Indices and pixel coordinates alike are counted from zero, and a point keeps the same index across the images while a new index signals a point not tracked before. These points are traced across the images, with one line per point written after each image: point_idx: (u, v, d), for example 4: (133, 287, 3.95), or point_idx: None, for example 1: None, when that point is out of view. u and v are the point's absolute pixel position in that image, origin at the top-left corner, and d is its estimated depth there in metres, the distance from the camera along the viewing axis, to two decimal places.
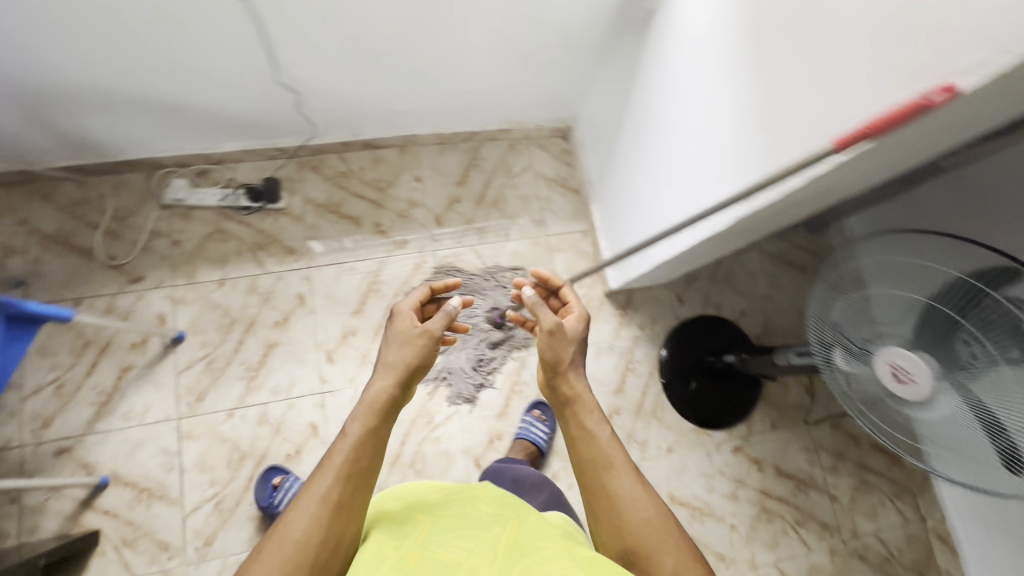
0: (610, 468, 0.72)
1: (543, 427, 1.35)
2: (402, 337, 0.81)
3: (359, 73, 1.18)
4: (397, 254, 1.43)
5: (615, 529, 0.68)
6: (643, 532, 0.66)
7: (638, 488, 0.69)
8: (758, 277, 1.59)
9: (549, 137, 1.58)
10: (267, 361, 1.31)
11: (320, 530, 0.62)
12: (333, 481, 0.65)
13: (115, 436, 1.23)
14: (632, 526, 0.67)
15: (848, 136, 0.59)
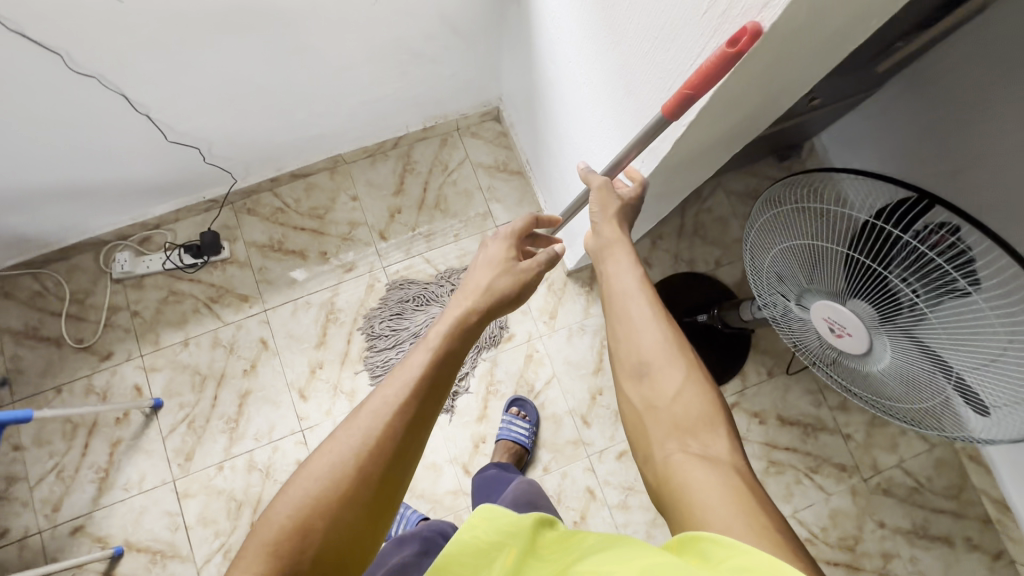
0: (626, 293, 0.62)
1: (524, 425, 1.31)
2: (500, 264, 0.72)
3: (252, 111, 1.15)
4: (348, 278, 1.42)
5: (633, 347, 0.58)
6: (653, 348, 0.56)
7: (651, 309, 0.59)
8: (729, 221, 1.49)
9: (480, 123, 1.51)
10: (244, 409, 1.34)
11: (349, 474, 0.49)
12: (358, 431, 0.51)
13: (120, 506, 1.29)
14: (643, 347, 0.57)
15: (674, 101, 0.55)
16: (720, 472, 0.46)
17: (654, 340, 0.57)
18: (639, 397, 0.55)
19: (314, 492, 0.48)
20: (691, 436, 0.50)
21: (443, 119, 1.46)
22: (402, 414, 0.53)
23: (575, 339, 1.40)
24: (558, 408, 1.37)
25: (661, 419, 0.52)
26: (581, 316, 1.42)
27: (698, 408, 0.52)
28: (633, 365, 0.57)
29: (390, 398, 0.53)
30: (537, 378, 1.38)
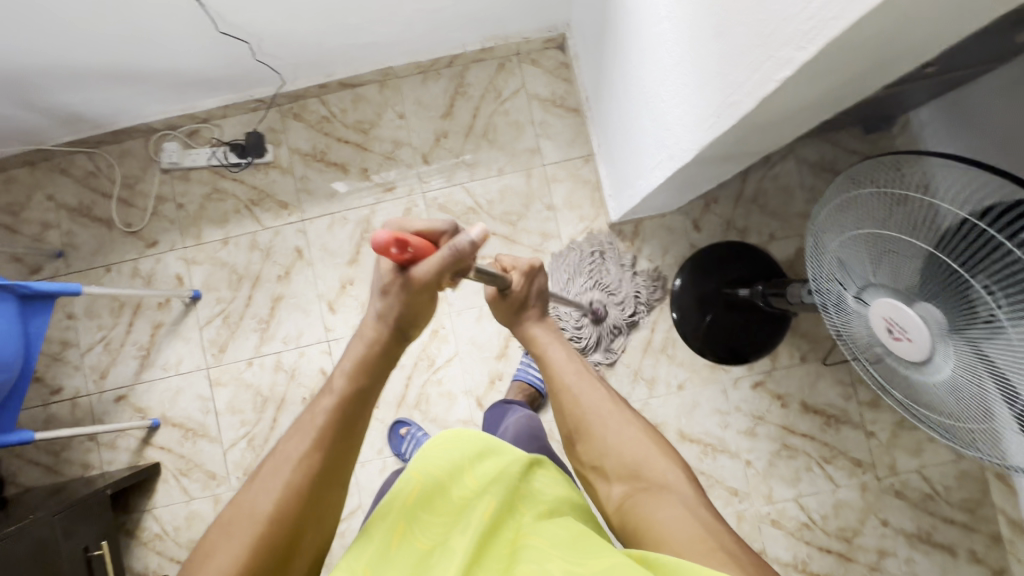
0: (566, 374, 0.78)
1: None
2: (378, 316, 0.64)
3: (304, 11, 1.09)
4: (387, 199, 1.40)
5: (590, 438, 0.73)
6: (603, 424, 0.73)
7: (608, 406, 0.75)
8: (793, 193, 1.38)
9: (541, 50, 1.40)
10: (275, 313, 1.39)
11: (268, 518, 0.57)
12: (297, 447, 0.61)
13: (159, 384, 1.39)
14: (587, 412, 0.75)
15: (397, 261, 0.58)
16: (679, 504, 0.63)
17: (594, 403, 0.75)
18: (598, 458, 0.72)
19: (248, 530, 0.56)
20: (638, 475, 0.68)
21: (502, 41, 1.36)
22: (316, 444, 0.61)
23: (607, 293, 1.37)
24: None
25: (615, 455, 0.71)
26: (616, 271, 1.37)
27: (639, 444, 0.71)
28: (579, 430, 0.75)
29: (312, 431, 0.62)
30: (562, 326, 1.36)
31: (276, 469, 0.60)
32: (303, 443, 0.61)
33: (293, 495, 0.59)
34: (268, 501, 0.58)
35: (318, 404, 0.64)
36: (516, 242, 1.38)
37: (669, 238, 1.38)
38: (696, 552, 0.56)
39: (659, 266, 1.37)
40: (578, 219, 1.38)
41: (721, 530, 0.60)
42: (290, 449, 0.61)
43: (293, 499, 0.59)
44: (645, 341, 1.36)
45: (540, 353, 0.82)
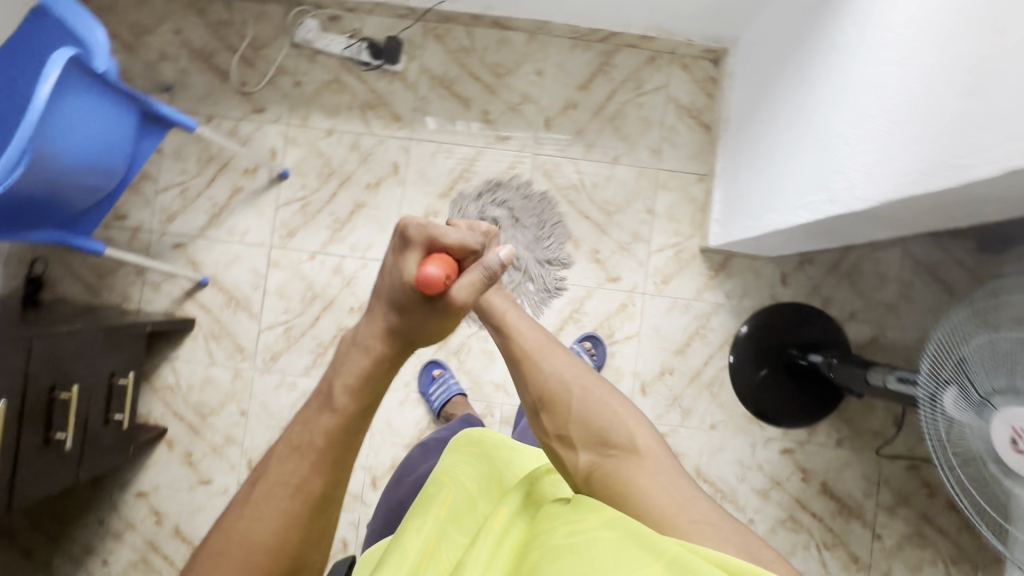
0: (531, 344, 0.75)
1: (590, 360, 1.32)
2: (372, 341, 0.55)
3: None
4: (496, 148, 1.38)
5: (554, 411, 0.71)
6: (570, 398, 0.71)
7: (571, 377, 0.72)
8: (888, 282, 1.35)
9: (696, 57, 1.37)
10: (353, 218, 1.38)
11: (264, 555, 0.51)
12: (288, 473, 0.53)
13: (220, 245, 1.39)
14: (554, 384, 0.72)
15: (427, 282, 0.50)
16: (653, 472, 0.65)
17: (563, 372, 0.73)
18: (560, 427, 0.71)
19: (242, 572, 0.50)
20: (606, 442, 0.68)
21: (664, 35, 1.33)
22: (296, 486, 0.53)
23: (674, 313, 1.35)
24: (626, 365, 1.35)
25: (583, 425, 0.70)
26: (691, 295, 1.35)
27: (610, 409, 0.71)
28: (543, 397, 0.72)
29: (302, 461, 0.53)
30: (620, 328, 1.35)
31: (244, 531, 0.51)
32: (273, 486, 0.53)
33: (289, 532, 0.52)
34: (264, 535, 0.51)
35: (296, 440, 0.54)
36: (605, 233, 1.37)
37: (753, 282, 1.36)
38: (684, 523, 0.58)
39: (733, 304, 1.36)
40: (672, 231, 1.36)
41: (700, 500, 0.63)
42: (258, 508, 0.52)
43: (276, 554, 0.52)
44: (694, 372, 1.35)
45: (500, 321, 0.76)
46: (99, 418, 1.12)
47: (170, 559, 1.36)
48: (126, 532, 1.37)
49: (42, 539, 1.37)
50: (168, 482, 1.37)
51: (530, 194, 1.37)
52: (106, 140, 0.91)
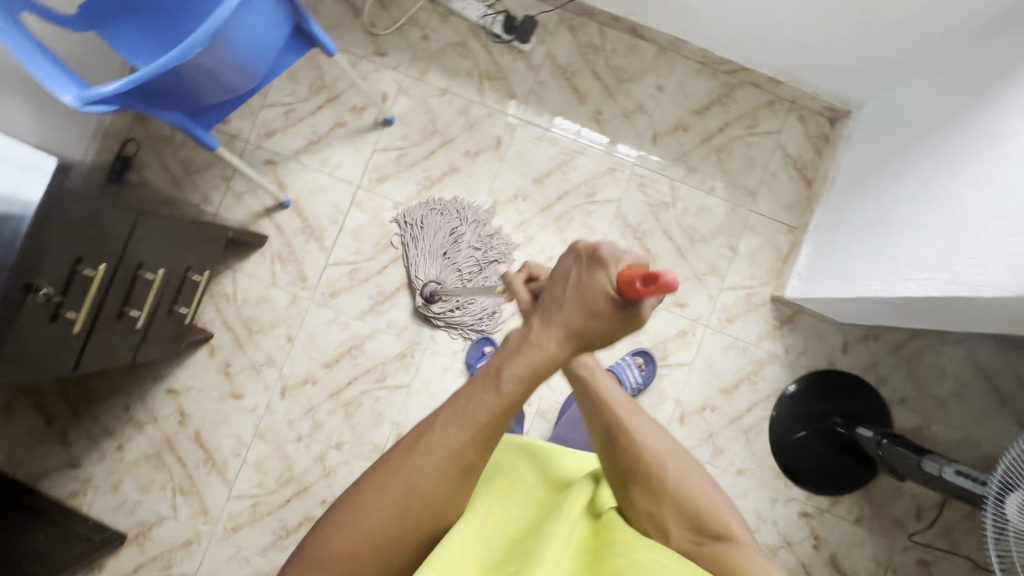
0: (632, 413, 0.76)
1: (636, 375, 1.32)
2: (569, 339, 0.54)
3: None
4: (599, 149, 1.39)
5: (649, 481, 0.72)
6: (664, 472, 0.72)
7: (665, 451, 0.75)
8: (945, 376, 1.35)
9: (815, 112, 1.38)
10: (444, 179, 1.39)
11: (411, 504, 0.56)
12: (447, 443, 0.56)
13: (309, 173, 1.40)
14: (650, 455, 0.74)
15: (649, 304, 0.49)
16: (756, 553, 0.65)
17: (658, 445, 0.75)
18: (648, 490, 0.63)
19: (393, 506, 0.56)
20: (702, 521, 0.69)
21: (792, 83, 1.34)
22: (448, 455, 0.56)
23: (730, 353, 1.36)
24: (670, 390, 1.35)
25: (679, 502, 0.70)
26: (751, 339, 1.36)
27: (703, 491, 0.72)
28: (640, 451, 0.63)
29: (460, 437, 0.56)
30: (675, 354, 1.36)
31: (408, 472, 0.57)
32: (427, 446, 0.57)
33: (444, 488, 0.57)
34: (423, 481, 0.56)
35: (456, 412, 0.56)
36: (683, 258, 1.37)
37: (814, 342, 1.36)
38: None
39: (789, 359, 1.36)
40: (748, 273, 1.37)
41: None
42: (420, 459, 0.57)
43: (422, 506, 0.57)
44: (734, 414, 1.35)
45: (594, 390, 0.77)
46: (169, 306, 1.14)
47: (183, 460, 1.37)
48: (148, 424, 1.38)
49: (66, 409, 1.38)
50: (201, 386, 1.38)
51: (620, 202, 1.38)
52: (262, 41, 0.93)
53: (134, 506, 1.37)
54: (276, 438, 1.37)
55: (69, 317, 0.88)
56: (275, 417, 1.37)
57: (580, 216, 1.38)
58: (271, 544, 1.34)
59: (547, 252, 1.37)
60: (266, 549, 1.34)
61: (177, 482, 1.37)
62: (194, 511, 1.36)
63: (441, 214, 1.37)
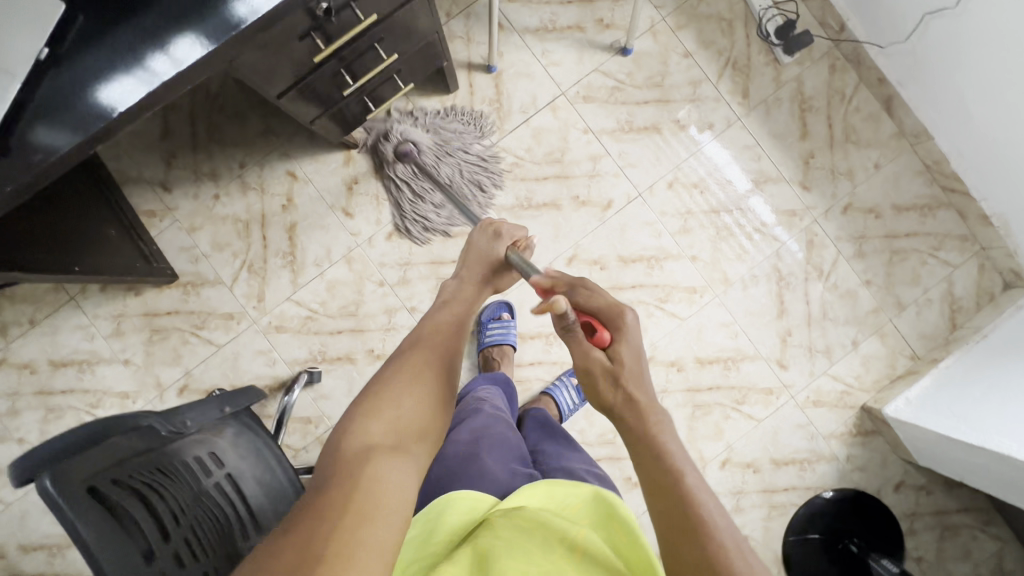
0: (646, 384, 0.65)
1: (571, 395, 1.29)
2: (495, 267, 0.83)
3: (1000, 55, 1.08)
4: (792, 187, 1.35)
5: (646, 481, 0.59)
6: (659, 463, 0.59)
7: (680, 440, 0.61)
8: (971, 564, 1.33)
9: (999, 269, 1.35)
10: (641, 133, 1.35)
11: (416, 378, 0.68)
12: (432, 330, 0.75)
13: (526, 54, 1.35)
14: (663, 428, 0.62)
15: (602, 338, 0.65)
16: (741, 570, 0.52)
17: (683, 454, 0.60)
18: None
19: (407, 383, 0.68)
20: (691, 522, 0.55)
21: (1000, 232, 1.30)
22: (444, 363, 0.72)
23: (799, 432, 1.35)
24: (729, 433, 1.34)
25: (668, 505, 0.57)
26: (824, 432, 1.35)
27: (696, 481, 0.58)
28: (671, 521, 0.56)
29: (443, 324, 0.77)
30: (750, 405, 1.34)
31: (409, 380, 0.68)
32: (425, 358, 0.71)
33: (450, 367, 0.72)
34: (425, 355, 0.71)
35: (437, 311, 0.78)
36: (808, 327, 1.35)
37: (875, 466, 1.35)
38: None
39: (845, 468, 1.35)
40: (856, 373, 1.35)
41: None
42: (412, 370, 0.69)
43: (429, 401, 0.68)
44: (771, 486, 1.34)
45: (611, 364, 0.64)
46: (363, 97, 1.10)
47: (266, 242, 1.33)
48: (252, 191, 1.33)
49: (186, 135, 1.33)
50: (319, 186, 1.33)
51: (783, 245, 1.35)
52: None
53: (198, 256, 1.32)
54: (360, 271, 1.33)
55: (315, 43, 0.85)
56: (370, 252, 1.33)
57: (741, 236, 1.35)
58: (302, 361, 1.32)
59: (693, 249, 1.34)
60: (295, 362, 1.32)
61: (249, 257, 1.32)
62: (250, 292, 1.32)
63: (461, 119, 1.33)
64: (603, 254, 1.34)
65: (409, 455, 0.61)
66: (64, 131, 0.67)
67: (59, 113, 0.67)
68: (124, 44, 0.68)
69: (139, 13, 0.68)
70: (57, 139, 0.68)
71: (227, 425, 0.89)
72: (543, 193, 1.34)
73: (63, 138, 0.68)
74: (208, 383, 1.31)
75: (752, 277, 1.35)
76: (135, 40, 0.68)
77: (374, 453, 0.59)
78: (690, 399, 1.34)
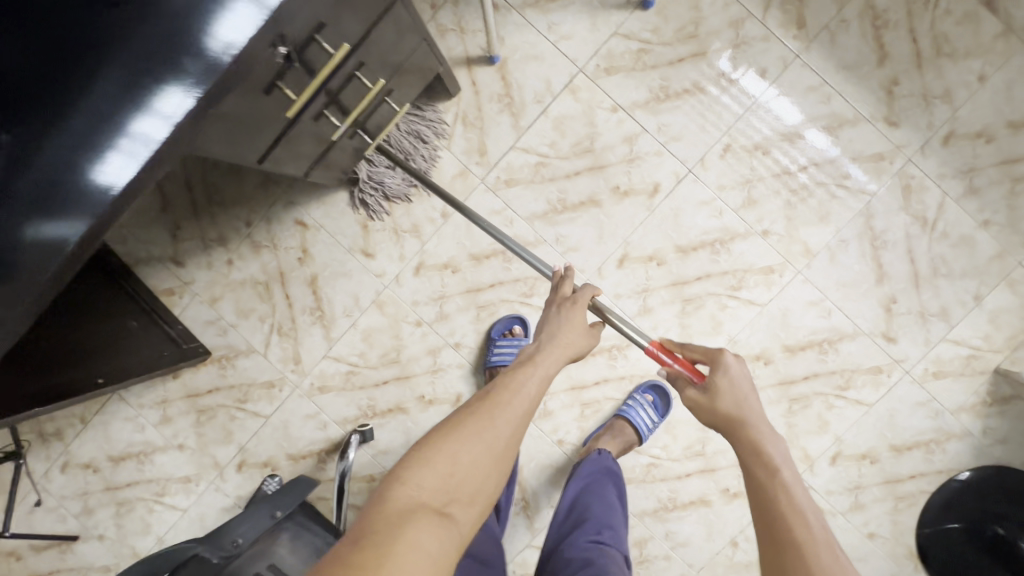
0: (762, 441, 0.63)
1: (648, 415, 1.16)
2: (580, 328, 0.84)
3: None
4: (876, 125, 1.12)
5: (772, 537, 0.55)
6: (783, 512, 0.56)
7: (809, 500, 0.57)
8: None
9: None
10: (681, 99, 1.14)
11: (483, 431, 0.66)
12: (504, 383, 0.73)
13: (530, 32, 1.15)
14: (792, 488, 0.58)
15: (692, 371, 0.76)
16: None
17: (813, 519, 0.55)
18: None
19: (475, 434, 0.65)
20: None
21: None
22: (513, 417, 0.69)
23: (920, 411, 1.16)
24: (836, 424, 1.17)
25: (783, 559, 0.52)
26: (951, 405, 1.15)
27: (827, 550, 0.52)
28: (775, 552, 0.53)
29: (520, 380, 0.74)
30: (857, 389, 1.16)
31: (475, 431, 0.65)
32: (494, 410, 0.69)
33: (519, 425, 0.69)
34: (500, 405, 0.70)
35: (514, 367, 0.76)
36: (917, 288, 1.14)
37: (1018, 435, 1.15)
38: None
39: (981, 443, 1.15)
40: (983, 333, 1.14)
41: None
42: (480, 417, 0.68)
43: (487, 456, 0.65)
44: (893, 476, 1.17)
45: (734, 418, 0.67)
46: (358, 130, 0.95)
47: (290, 300, 1.23)
48: (265, 249, 1.23)
49: (186, 202, 1.23)
50: (332, 230, 1.21)
51: (873, 197, 1.13)
52: None
53: (226, 327, 1.25)
54: (393, 314, 1.22)
55: (285, 94, 0.69)
56: (399, 292, 1.21)
57: (820, 196, 1.14)
58: (354, 418, 1.24)
59: (764, 223, 1.15)
60: (346, 421, 1.24)
61: (277, 319, 1.23)
62: (285, 356, 1.24)
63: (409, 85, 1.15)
64: (659, 247, 1.16)
65: (451, 521, 0.59)
66: (50, 228, 0.56)
67: (29, 219, 0.56)
68: (81, 124, 0.55)
69: (81, 95, 0.54)
70: (39, 245, 0.56)
71: (279, 531, 0.87)
72: (578, 191, 1.17)
73: (53, 239, 0.57)
74: (264, 456, 1.26)
75: (840, 242, 1.14)
76: (88, 126, 0.55)
77: (418, 514, 0.57)
78: (784, 393, 1.17)
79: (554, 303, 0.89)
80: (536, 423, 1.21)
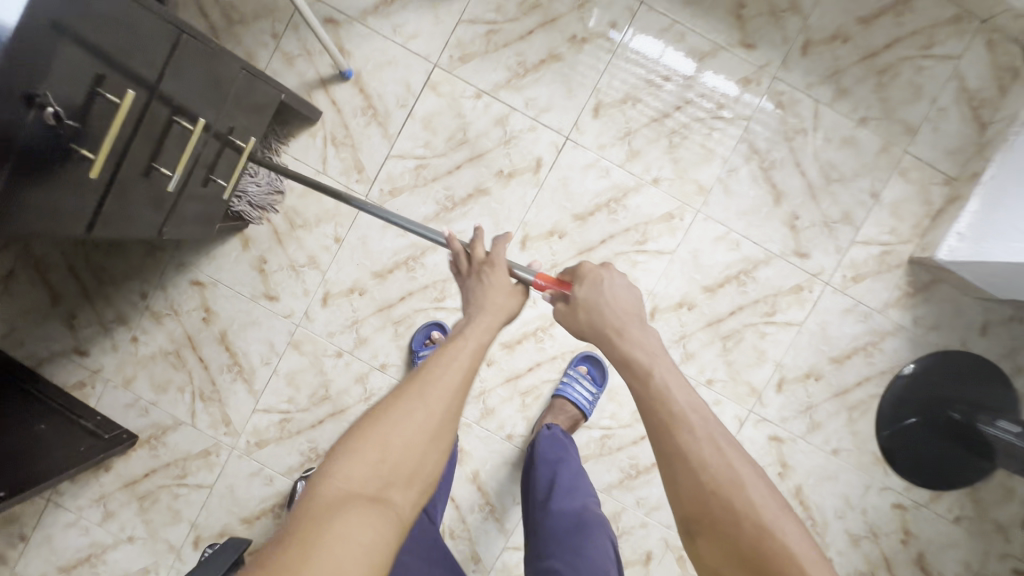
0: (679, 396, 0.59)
1: (586, 389, 1.14)
2: (505, 288, 0.74)
3: None
4: (734, 52, 1.12)
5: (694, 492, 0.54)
6: (711, 477, 0.53)
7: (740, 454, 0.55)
8: None
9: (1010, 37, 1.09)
10: (541, 69, 1.13)
11: (417, 412, 0.57)
12: (439, 357, 0.63)
13: (378, 41, 1.14)
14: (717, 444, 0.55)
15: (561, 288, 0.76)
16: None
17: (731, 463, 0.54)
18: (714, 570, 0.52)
19: (408, 415, 0.57)
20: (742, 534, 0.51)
21: None
22: (446, 394, 0.59)
23: (849, 318, 1.15)
24: (772, 351, 1.16)
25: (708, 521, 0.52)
26: (877, 305, 1.15)
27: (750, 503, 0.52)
28: (703, 512, 0.53)
29: (454, 352, 0.64)
30: (784, 311, 1.15)
31: (405, 412, 0.57)
32: (426, 386, 0.59)
33: (454, 404, 0.60)
34: (435, 378, 0.60)
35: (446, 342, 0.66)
36: (815, 200, 1.14)
37: (948, 318, 1.15)
38: None
39: (916, 334, 1.15)
40: (889, 227, 1.14)
41: None
42: (408, 394, 0.58)
43: (421, 434, 0.57)
44: (841, 388, 1.16)
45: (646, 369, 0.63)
46: (210, 177, 0.92)
47: (205, 363, 1.19)
48: (167, 317, 1.19)
49: (75, 289, 1.19)
50: (230, 282, 1.18)
51: (750, 121, 1.13)
52: None
53: (147, 406, 1.20)
54: (311, 351, 1.18)
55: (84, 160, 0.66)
56: (312, 327, 1.18)
57: (699, 133, 1.13)
58: (298, 466, 1.19)
59: (652, 172, 1.14)
60: (291, 471, 1.20)
61: (196, 386, 1.19)
62: (214, 420, 1.20)
63: None
64: (556, 221, 1.15)
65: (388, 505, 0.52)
66: None
67: None
68: None
69: None
70: None
71: None
72: (463, 185, 1.15)
73: None
74: (217, 527, 1.21)
75: (729, 172, 1.14)
76: None
77: (351, 506, 0.50)
78: (714, 333, 1.16)
79: (475, 264, 0.78)
80: (481, 425, 1.18)
